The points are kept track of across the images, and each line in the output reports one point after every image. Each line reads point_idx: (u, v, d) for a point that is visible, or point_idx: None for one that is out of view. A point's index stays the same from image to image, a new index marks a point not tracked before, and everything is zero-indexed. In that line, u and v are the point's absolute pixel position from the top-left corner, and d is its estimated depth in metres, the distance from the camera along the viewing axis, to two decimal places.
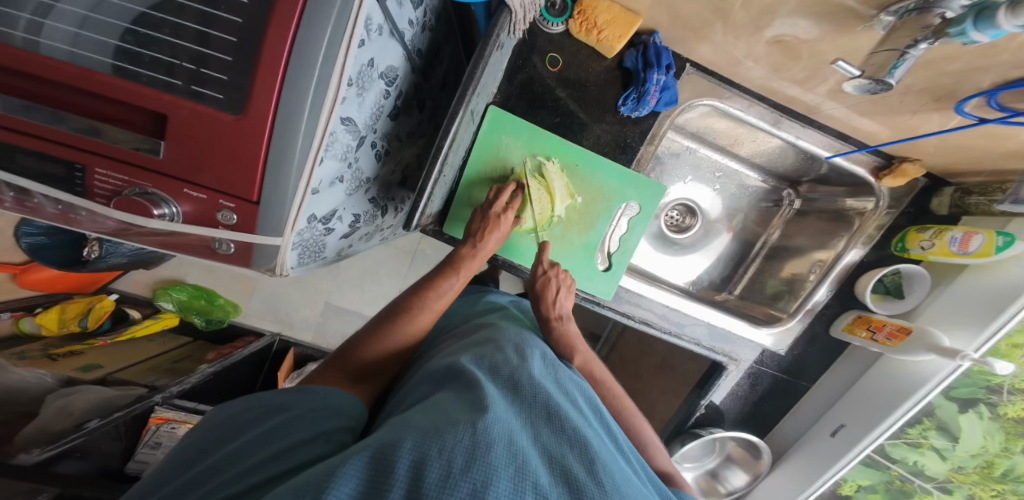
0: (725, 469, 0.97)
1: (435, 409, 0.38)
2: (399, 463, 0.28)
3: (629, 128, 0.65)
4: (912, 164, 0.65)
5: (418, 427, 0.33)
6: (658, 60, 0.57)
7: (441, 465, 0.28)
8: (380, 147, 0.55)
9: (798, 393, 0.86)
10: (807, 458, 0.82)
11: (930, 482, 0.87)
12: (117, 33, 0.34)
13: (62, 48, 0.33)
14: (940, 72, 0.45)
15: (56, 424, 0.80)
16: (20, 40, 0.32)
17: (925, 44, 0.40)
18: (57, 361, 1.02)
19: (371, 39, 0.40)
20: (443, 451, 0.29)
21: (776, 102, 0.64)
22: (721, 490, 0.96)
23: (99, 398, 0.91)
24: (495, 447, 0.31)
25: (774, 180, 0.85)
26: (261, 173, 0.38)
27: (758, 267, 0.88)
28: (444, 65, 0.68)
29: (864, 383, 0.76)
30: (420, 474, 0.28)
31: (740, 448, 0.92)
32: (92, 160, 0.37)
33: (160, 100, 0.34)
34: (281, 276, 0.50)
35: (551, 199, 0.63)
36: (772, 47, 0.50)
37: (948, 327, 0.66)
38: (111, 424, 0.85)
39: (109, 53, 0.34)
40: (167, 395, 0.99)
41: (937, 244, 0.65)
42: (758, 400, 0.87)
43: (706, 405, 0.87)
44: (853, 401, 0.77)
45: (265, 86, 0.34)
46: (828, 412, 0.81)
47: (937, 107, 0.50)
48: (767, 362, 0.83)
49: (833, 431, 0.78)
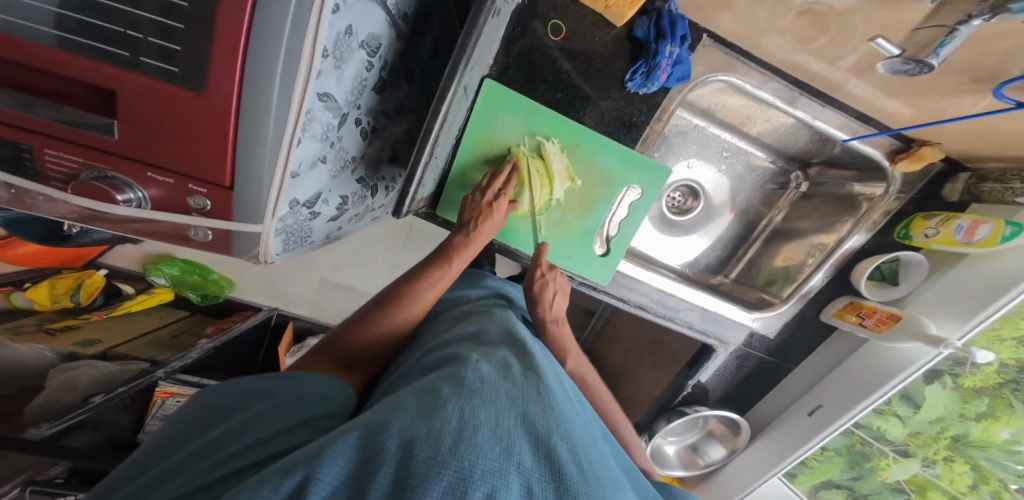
0: (705, 444, 1.00)
1: (426, 387, 0.37)
2: (388, 443, 0.27)
3: (635, 106, 0.61)
4: (931, 148, 0.61)
5: (408, 408, 0.32)
6: (673, 31, 0.52)
7: (431, 445, 0.27)
8: (366, 124, 0.51)
9: (783, 373, 0.86)
10: (784, 433, 0.84)
11: (888, 444, 0.92)
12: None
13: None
14: (988, 50, 0.42)
15: (64, 397, 0.81)
16: None
17: (979, 20, 0.38)
18: (55, 336, 1.01)
19: (348, 3, 0.35)
20: (432, 432, 0.28)
21: (796, 77, 0.59)
22: (701, 462, 0.99)
23: (100, 372, 0.90)
24: (482, 430, 0.30)
25: (783, 161, 0.80)
26: (232, 156, 0.35)
27: (758, 248, 0.86)
28: (434, 31, 0.62)
29: (848, 366, 0.76)
30: (408, 452, 0.26)
31: (721, 424, 0.95)
32: (38, 140, 0.34)
33: (107, 74, 0.30)
34: (267, 263, 0.47)
35: (549, 182, 0.60)
36: (800, 18, 0.47)
37: (934, 315, 0.66)
38: (118, 398, 0.84)
39: (49, 22, 0.30)
40: (169, 370, 0.98)
41: (941, 232, 0.63)
42: (743, 380, 0.89)
43: (693, 384, 0.89)
44: (836, 383, 0.77)
45: (227, 60, 0.30)
46: (806, 392, 0.82)
47: (973, 89, 0.47)
48: (755, 344, 0.84)
49: (810, 411, 0.80)
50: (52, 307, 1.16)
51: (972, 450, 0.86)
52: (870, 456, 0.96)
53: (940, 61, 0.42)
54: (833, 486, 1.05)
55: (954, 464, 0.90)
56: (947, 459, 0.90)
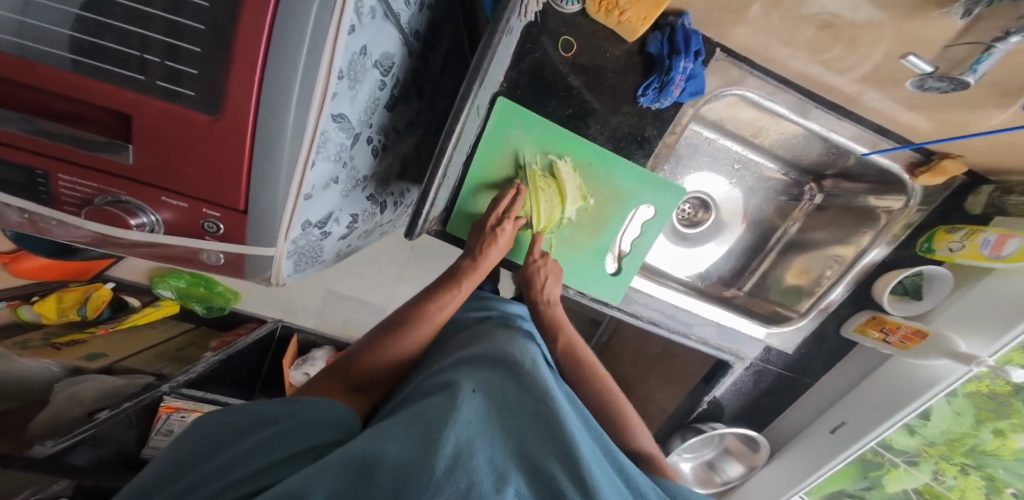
0: (722, 460, 0.97)
1: (422, 416, 0.35)
2: (381, 472, 0.25)
3: (647, 120, 0.59)
4: (952, 161, 0.60)
5: (403, 437, 0.31)
6: (687, 46, 0.51)
7: (425, 473, 0.25)
8: (377, 142, 0.51)
9: (803, 388, 0.84)
10: (807, 450, 0.82)
11: (900, 455, 0.90)
12: (69, 21, 0.29)
13: (10, 39, 0.29)
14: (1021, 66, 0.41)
15: (67, 413, 0.80)
16: None
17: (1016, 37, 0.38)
18: (61, 350, 1.01)
19: (363, 24, 0.35)
20: (427, 461, 0.27)
21: (809, 90, 0.58)
22: (718, 479, 0.97)
23: (106, 386, 0.90)
24: (478, 456, 0.29)
25: (795, 172, 0.80)
26: (247, 181, 0.34)
27: (771, 263, 0.85)
28: (444, 46, 0.62)
29: (867, 384, 0.74)
30: (404, 475, 0.25)
31: (739, 441, 0.92)
32: (55, 165, 0.33)
33: (123, 98, 0.30)
34: (279, 285, 0.46)
35: (562, 200, 0.59)
36: (820, 32, 0.46)
37: (962, 330, 0.65)
38: (122, 414, 0.84)
39: (65, 45, 0.30)
40: (175, 384, 0.98)
41: (968, 246, 0.61)
42: (757, 396, 0.86)
43: (709, 400, 0.88)
44: (858, 399, 0.75)
45: (244, 86, 0.29)
46: (829, 407, 0.80)
47: (1003, 102, 0.46)
48: (773, 360, 0.81)
49: (834, 428, 0.77)
50: (57, 320, 1.18)
51: (989, 458, 0.84)
52: (882, 465, 0.92)
53: (976, 78, 0.42)
54: (845, 496, 1.02)
55: (969, 477, 0.87)
56: (961, 472, 0.88)
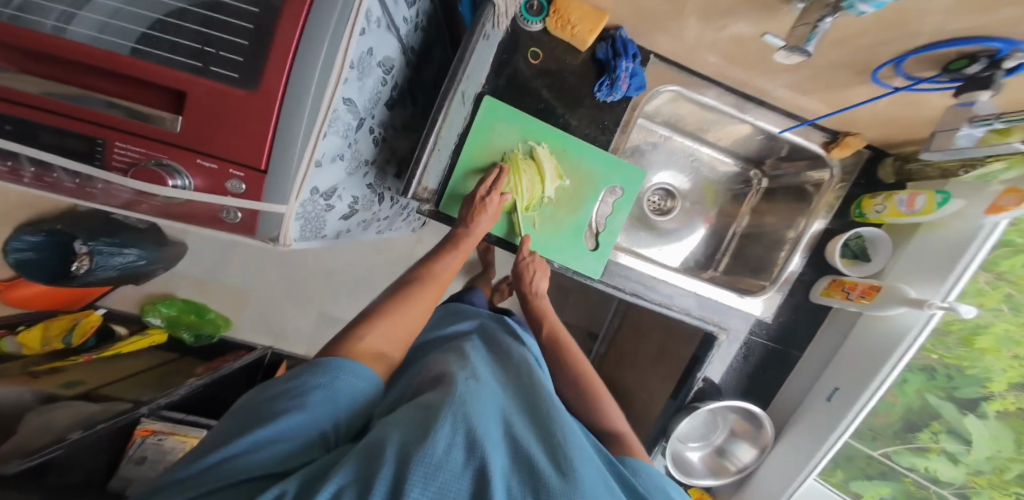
0: (731, 444, 0.90)
1: (418, 404, 0.40)
2: (387, 454, 0.30)
3: (605, 113, 0.70)
4: (854, 137, 0.72)
5: (403, 422, 0.35)
6: (626, 50, 0.64)
7: (426, 454, 0.30)
8: (378, 134, 0.60)
9: (792, 362, 0.84)
10: (806, 429, 0.79)
11: (948, 487, 0.84)
12: (146, 22, 0.40)
13: (88, 33, 0.39)
14: (855, 47, 0.46)
15: (36, 442, 0.79)
16: (51, 27, 0.39)
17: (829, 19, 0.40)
18: (38, 378, 1.01)
19: (371, 30, 0.46)
20: (427, 442, 0.31)
21: (739, 89, 0.72)
22: (731, 468, 0.89)
23: (79, 412, 0.91)
24: (471, 439, 0.34)
25: (742, 163, 0.92)
26: (270, 144, 0.42)
27: (737, 249, 0.93)
28: (435, 65, 0.73)
29: (848, 345, 0.76)
30: (407, 456, 0.30)
31: (741, 420, 0.86)
32: (110, 134, 0.41)
33: (179, 78, 0.39)
34: (285, 248, 0.52)
35: (542, 179, 0.65)
36: (730, 41, 0.56)
37: (917, 281, 0.68)
38: (93, 435, 0.85)
39: (133, 38, 0.39)
40: (154, 407, 1.00)
41: (888, 207, 0.71)
42: (752, 373, 0.84)
43: (703, 380, 0.82)
44: (845, 363, 0.75)
45: (280, 65, 0.40)
46: (820, 378, 0.79)
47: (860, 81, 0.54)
48: (757, 331, 0.82)
49: (828, 396, 0.76)
50: (41, 350, 1.15)
51: None
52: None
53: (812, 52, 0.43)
54: None
55: None
56: None
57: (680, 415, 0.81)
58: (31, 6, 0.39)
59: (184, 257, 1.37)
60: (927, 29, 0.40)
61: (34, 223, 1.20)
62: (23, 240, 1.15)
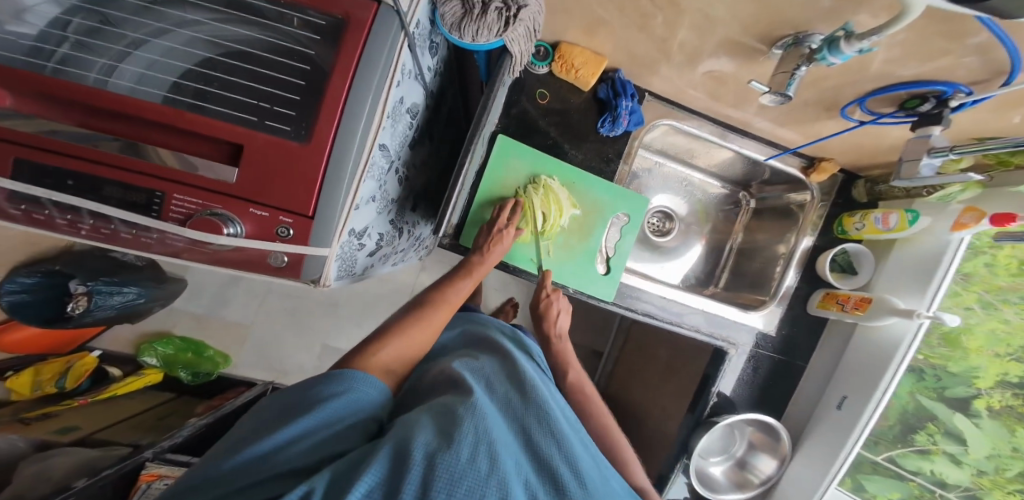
0: (752, 456, 0.93)
1: (440, 407, 0.43)
2: (415, 453, 0.33)
3: (608, 146, 0.76)
4: (828, 162, 0.80)
5: (429, 425, 0.39)
6: (624, 90, 0.71)
7: (453, 458, 0.33)
8: (402, 173, 0.64)
9: (798, 372, 0.89)
10: (819, 438, 0.83)
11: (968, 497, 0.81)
12: (178, 72, 0.44)
13: (127, 84, 0.42)
14: (823, 87, 0.54)
15: (34, 490, 0.75)
16: (93, 79, 0.42)
17: (804, 68, 0.47)
18: (27, 426, 0.98)
19: (404, 82, 0.50)
20: (453, 447, 0.35)
21: (721, 120, 0.80)
22: (755, 481, 0.91)
23: (79, 458, 0.87)
24: (493, 445, 0.37)
25: (730, 185, 1.00)
26: (318, 192, 0.46)
27: (733, 266, 0.99)
28: (447, 105, 0.79)
29: (849, 354, 0.82)
30: (434, 458, 0.33)
31: (759, 432, 0.90)
32: (171, 187, 0.44)
33: (238, 133, 0.43)
34: (323, 288, 0.55)
35: (558, 209, 0.71)
36: (706, 77, 0.63)
37: (900, 292, 0.75)
38: (100, 482, 0.80)
39: (165, 87, 0.43)
40: (157, 450, 0.94)
41: (866, 225, 0.78)
42: (764, 384, 0.89)
43: (717, 395, 0.87)
44: (847, 370, 0.81)
45: (328, 118, 0.43)
46: (827, 388, 0.85)
47: (830, 115, 0.61)
48: (763, 344, 0.88)
49: (838, 405, 0.81)
50: (31, 395, 1.13)
51: None
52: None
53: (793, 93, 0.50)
54: None
55: None
56: None
57: (699, 429, 0.85)
58: (72, 59, 0.42)
59: (183, 294, 1.36)
60: (878, 72, 0.48)
61: (30, 260, 1.15)
62: (17, 282, 1.06)
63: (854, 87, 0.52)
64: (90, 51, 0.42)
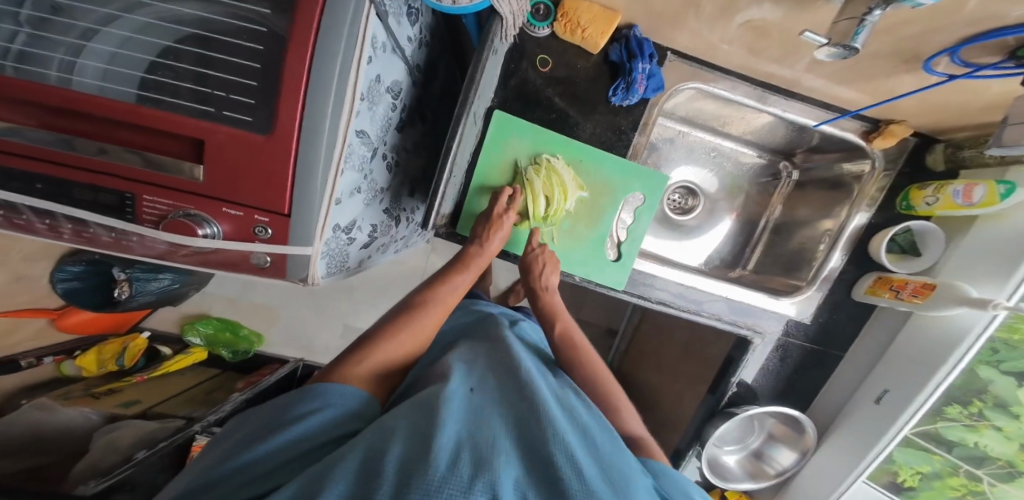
0: (769, 447, 0.88)
1: (422, 405, 0.40)
2: (387, 466, 0.29)
3: (622, 117, 0.67)
4: (898, 125, 0.66)
5: (408, 428, 0.35)
6: (641, 50, 0.61)
7: (429, 464, 0.29)
8: (391, 159, 0.59)
9: (830, 361, 0.80)
10: (847, 431, 0.75)
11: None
12: (141, 65, 0.40)
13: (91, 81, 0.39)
14: (901, 36, 0.42)
15: (104, 461, 0.81)
16: (53, 77, 0.39)
17: (879, 11, 0.38)
18: (99, 398, 1.09)
19: (377, 56, 0.44)
20: (431, 453, 0.31)
21: (761, 80, 0.68)
22: (770, 472, 0.86)
23: (140, 431, 0.90)
24: (479, 448, 0.33)
25: (768, 154, 0.87)
26: (291, 189, 0.42)
27: (766, 244, 0.89)
28: (440, 79, 0.72)
29: (898, 344, 0.71)
30: (409, 469, 0.29)
31: (780, 424, 0.84)
32: (140, 188, 0.42)
33: (196, 126, 0.39)
34: (314, 286, 0.53)
35: (563, 192, 0.64)
36: (744, 29, 0.52)
37: (973, 279, 0.63)
38: (157, 454, 0.81)
39: (135, 83, 0.40)
40: (206, 423, 0.94)
41: (940, 199, 0.65)
42: (792, 374, 0.81)
43: (737, 384, 0.81)
44: (892, 362, 0.71)
45: (290, 104, 0.38)
46: (865, 380, 0.75)
47: (907, 69, 0.49)
48: (793, 332, 0.79)
49: (877, 398, 0.72)
50: (98, 372, 1.24)
51: None
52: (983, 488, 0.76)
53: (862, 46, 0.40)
54: None
55: None
56: None
57: (715, 418, 0.81)
58: (29, 55, 0.39)
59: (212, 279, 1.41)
60: (978, 14, 0.36)
61: None
62: (68, 270, 1.12)
63: (946, 33, 0.40)
64: (45, 45, 0.39)
